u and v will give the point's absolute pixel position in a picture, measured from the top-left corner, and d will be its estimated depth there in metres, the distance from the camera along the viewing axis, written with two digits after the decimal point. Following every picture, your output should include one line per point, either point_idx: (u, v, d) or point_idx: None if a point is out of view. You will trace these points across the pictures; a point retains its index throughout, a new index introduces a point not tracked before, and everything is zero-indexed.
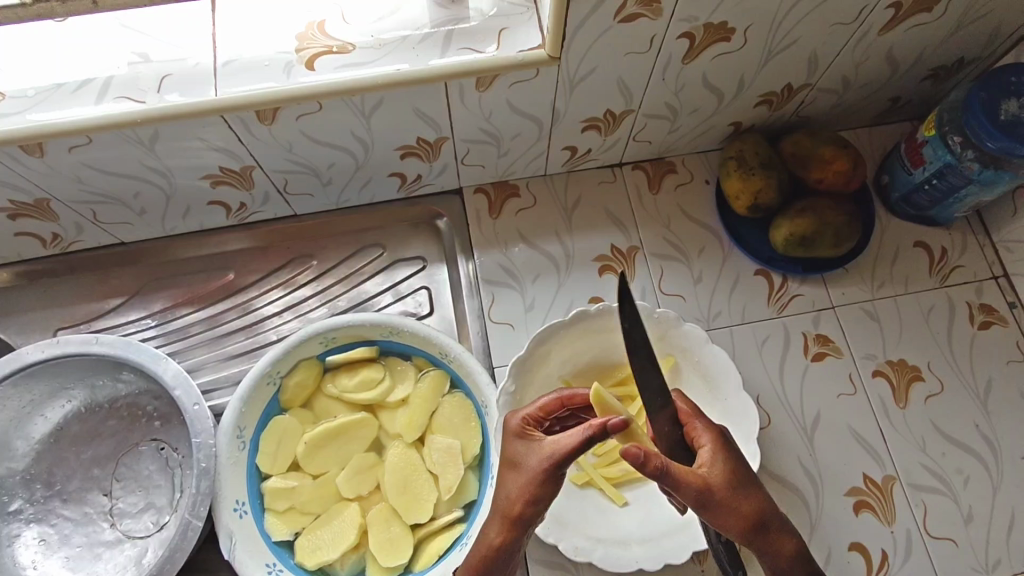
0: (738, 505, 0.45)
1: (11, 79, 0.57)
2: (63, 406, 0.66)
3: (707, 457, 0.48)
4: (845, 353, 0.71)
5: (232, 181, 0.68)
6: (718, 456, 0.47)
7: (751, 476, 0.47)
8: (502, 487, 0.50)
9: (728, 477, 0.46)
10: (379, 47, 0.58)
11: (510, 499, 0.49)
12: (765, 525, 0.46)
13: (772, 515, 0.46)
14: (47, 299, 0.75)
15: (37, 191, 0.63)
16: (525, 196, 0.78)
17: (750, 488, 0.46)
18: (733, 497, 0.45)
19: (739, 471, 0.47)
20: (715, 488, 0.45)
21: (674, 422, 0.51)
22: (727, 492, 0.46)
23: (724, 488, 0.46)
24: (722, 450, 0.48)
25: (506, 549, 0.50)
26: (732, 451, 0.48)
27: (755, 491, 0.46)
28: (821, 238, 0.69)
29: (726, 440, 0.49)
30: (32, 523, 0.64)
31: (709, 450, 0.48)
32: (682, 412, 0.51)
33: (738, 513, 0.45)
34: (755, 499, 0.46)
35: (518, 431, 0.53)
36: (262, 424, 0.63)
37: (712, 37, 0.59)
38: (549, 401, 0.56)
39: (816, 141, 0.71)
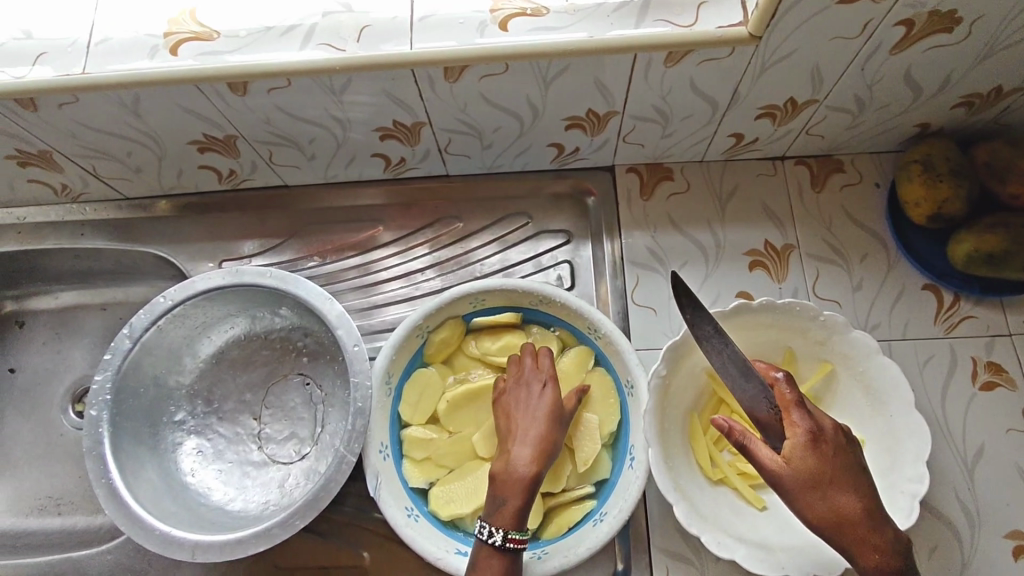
0: (821, 502, 0.48)
1: (226, 19, 0.60)
2: (227, 331, 0.71)
3: (794, 450, 0.49)
4: (1019, 386, 0.65)
5: (400, 135, 0.69)
6: (806, 453, 0.49)
7: (844, 477, 0.49)
8: (538, 422, 0.57)
9: (812, 477, 0.48)
10: (572, 13, 0.58)
11: (549, 436, 0.56)
12: (847, 526, 0.48)
13: (864, 518, 0.48)
14: (214, 231, 0.80)
15: (228, 127, 0.66)
16: (679, 180, 0.75)
17: (837, 488, 0.48)
18: (811, 495, 0.48)
19: (828, 470, 0.49)
20: (794, 483, 0.49)
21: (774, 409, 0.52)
22: (809, 487, 0.48)
23: (806, 483, 0.48)
24: (808, 447, 0.49)
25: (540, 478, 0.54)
26: (825, 449, 0.49)
27: (842, 496, 0.48)
28: (1012, 258, 0.63)
29: (820, 440, 0.49)
30: (192, 435, 0.69)
31: (795, 445, 0.49)
32: (783, 398, 0.51)
33: (819, 509, 0.48)
34: (843, 501, 0.48)
35: (536, 384, 0.59)
36: (407, 374, 0.65)
37: (933, 26, 0.55)
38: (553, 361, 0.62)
39: (1018, 152, 0.64)
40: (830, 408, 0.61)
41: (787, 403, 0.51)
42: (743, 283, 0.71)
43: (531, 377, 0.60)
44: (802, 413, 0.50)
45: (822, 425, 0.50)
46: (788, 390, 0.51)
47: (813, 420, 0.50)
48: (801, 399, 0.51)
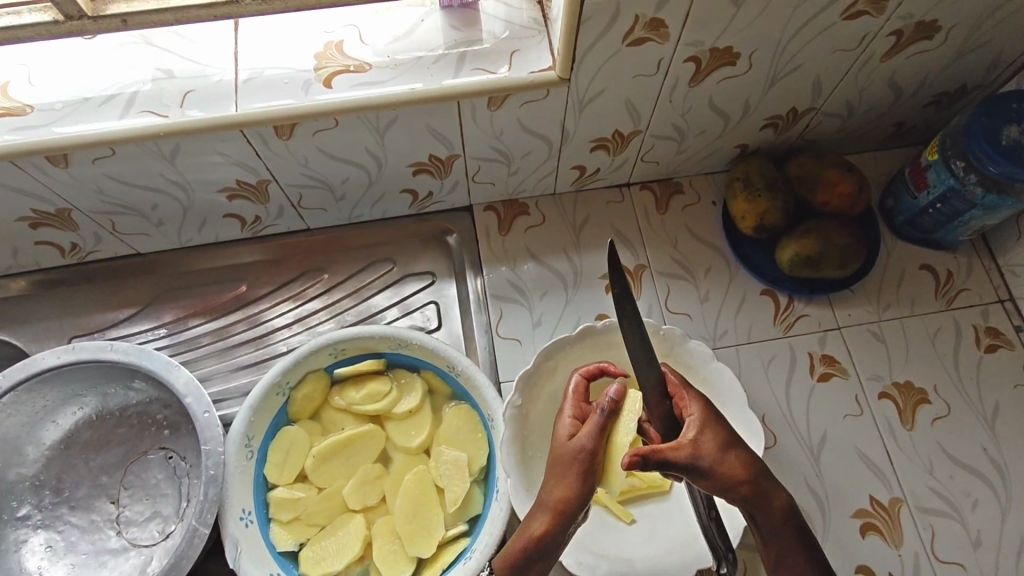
0: (738, 463, 0.51)
1: (41, 93, 0.59)
2: (74, 413, 0.67)
3: (699, 424, 0.52)
4: (850, 374, 0.71)
5: (248, 194, 0.69)
6: (710, 422, 0.52)
7: (738, 440, 0.52)
8: (546, 483, 0.54)
9: (721, 443, 0.51)
10: (394, 67, 0.60)
11: (558, 497, 0.52)
12: (761, 480, 0.51)
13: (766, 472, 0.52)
14: (62, 308, 0.76)
15: (59, 201, 0.64)
16: (534, 214, 0.79)
17: (743, 448, 0.52)
18: (731, 457, 0.51)
19: (728, 432, 0.52)
20: (710, 453, 0.50)
21: (664, 397, 0.55)
22: (724, 454, 0.51)
23: (721, 450, 0.51)
24: (707, 417, 0.53)
25: (547, 540, 0.52)
26: (718, 416, 0.53)
27: (747, 457, 0.51)
28: (827, 259, 0.69)
29: (710, 408, 0.54)
30: (39, 529, 0.65)
31: (698, 418, 0.52)
32: (672, 386, 0.56)
33: (736, 476, 0.50)
34: (750, 458, 0.51)
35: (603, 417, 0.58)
36: (270, 435, 0.64)
37: (718, 60, 0.61)
38: (620, 390, 0.56)
39: (820, 163, 0.72)
40: None
41: (676, 387, 0.56)
42: (601, 306, 0.75)
43: (594, 416, 0.56)
44: (691, 392, 0.55)
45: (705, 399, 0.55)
46: (674, 376, 0.56)
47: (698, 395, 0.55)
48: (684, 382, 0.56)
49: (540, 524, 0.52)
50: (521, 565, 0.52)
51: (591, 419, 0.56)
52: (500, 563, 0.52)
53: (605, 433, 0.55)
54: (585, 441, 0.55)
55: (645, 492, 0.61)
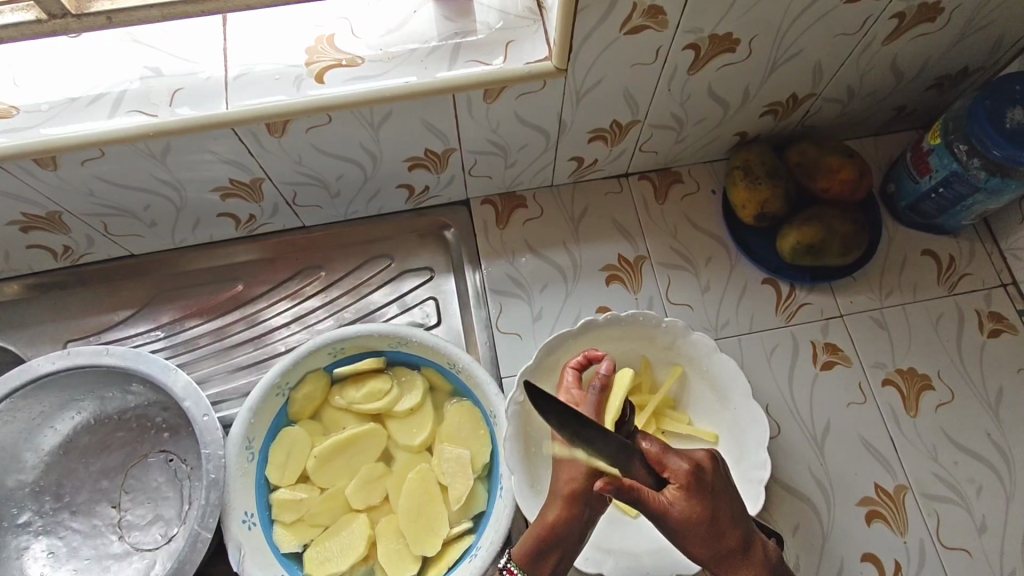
0: (711, 540, 0.50)
1: (27, 94, 0.57)
2: (73, 417, 0.67)
3: (679, 497, 0.49)
4: (853, 362, 0.71)
5: (242, 193, 0.68)
6: (692, 496, 0.50)
7: (725, 510, 0.50)
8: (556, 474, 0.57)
9: (699, 517, 0.49)
10: (387, 60, 0.59)
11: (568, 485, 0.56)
12: (734, 554, 0.51)
13: (744, 543, 0.51)
14: (57, 311, 0.75)
15: (49, 204, 0.63)
16: (532, 207, 0.78)
17: (722, 525, 0.50)
18: (706, 530, 0.49)
19: (711, 507, 0.50)
20: (683, 528, 0.49)
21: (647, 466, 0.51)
22: (699, 531, 0.49)
23: (695, 529, 0.49)
24: (688, 490, 0.50)
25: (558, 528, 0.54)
26: (704, 488, 0.50)
27: (729, 528, 0.50)
28: (828, 247, 0.69)
29: (700, 476, 0.50)
30: (41, 535, 0.64)
31: (678, 492, 0.50)
32: (651, 453, 0.51)
33: (707, 545, 0.50)
34: (727, 534, 0.50)
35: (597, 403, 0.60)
36: (270, 436, 0.63)
37: (718, 47, 0.59)
38: (610, 366, 0.61)
39: (821, 150, 0.71)
40: (685, 407, 0.65)
41: (658, 455, 0.51)
42: (601, 299, 0.74)
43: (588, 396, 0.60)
44: (676, 458, 0.51)
45: (697, 460, 0.52)
46: (653, 444, 0.51)
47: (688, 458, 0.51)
48: (666, 447, 0.52)
49: (553, 513, 0.55)
50: (535, 553, 0.54)
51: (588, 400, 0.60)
52: (515, 552, 0.54)
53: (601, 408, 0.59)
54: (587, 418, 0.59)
55: None
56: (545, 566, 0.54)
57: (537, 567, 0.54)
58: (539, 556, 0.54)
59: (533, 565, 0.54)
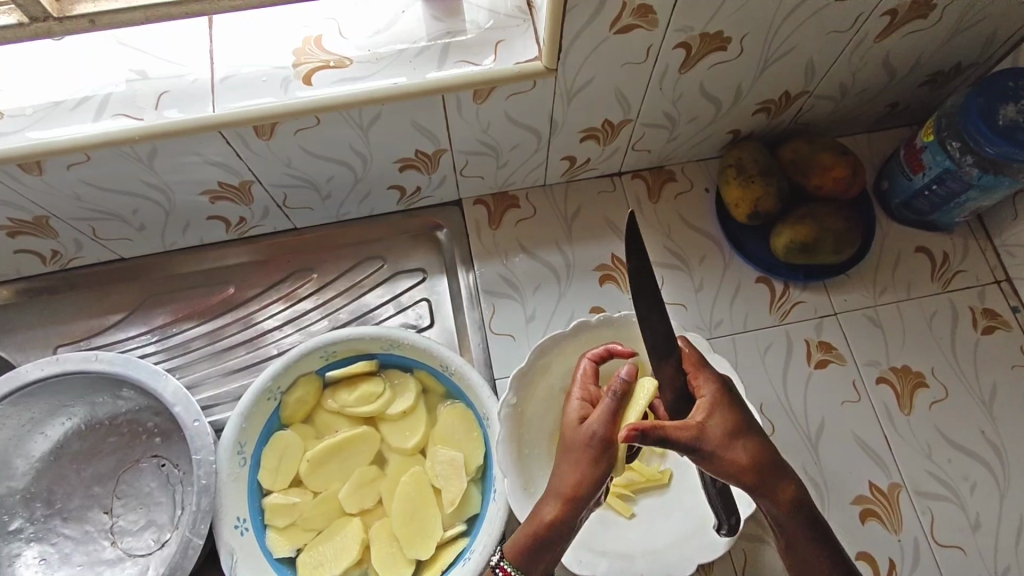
0: (746, 450, 0.51)
1: (11, 98, 0.57)
2: (63, 423, 0.66)
3: (712, 405, 0.52)
4: (848, 360, 0.71)
5: (231, 196, 0.68)
6: (723, 404, 0.53)
7: (750, 423, 0.53)
8: (557, 471, 0.54)
9: (729, 427, 0.52)
10: (376, 61, 0.59)
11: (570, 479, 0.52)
12: (768, 468, 0.51)
13: (776, 457, 0.52)
14: (47, 316, 0.74)
15: (36, 209, 0.63)
16: (525, 207, 0.78)
17: (754, 435, 0.52)
18: (737, 440, 0.51)
19: (739, 419, 0.52)
20: (720, 435, 0.51)
21: (679, 375, 0.55)
22: (732, 441, 0.51)
23: (731, 437, 0.51)
24: (718, 403, 0.53)
25: (557, 527, 0.52)
26: (734, 399, 0.54)
27: (757, 440, 0.52)
28: (822, 245, 0.68)
29: (728, 395, 0.54)
30: (32, 542, 0.64)
31: (712, 399, 0.53)
32: (688, 364, 0.55)
33: (741, 458, 0.51)
34: (758, 445, 0.52)
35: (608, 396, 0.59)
36: (262, 441, 0.63)
37: (709, 46, 0.59)
38: (630, 370, 0.55)
39: (814, 147, 0.71)
40: None
41: (693, 366, 0.55)
42: (595, 299, 0.74)
43: (605, 401, 0.55)
44: (709, 371, 0.55)
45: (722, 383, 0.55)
46: (691, 353, 0.56)
47: (716, 376, 0.55)
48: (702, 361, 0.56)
49: (550, 510, 0.53)
50: (531, 550, 0.52)
51: (604, 403, 0.54)
52: (509, 552, 0.52)
53: (614, 416, 0.54)
54: (597, 427, 0.54)
55: (644, 486, 0.62)
56: (540, 564, 0.52)
57: (530, 561, 0.52)
58: (536, 552, 0.52)
59: (525, 560, 0.52)
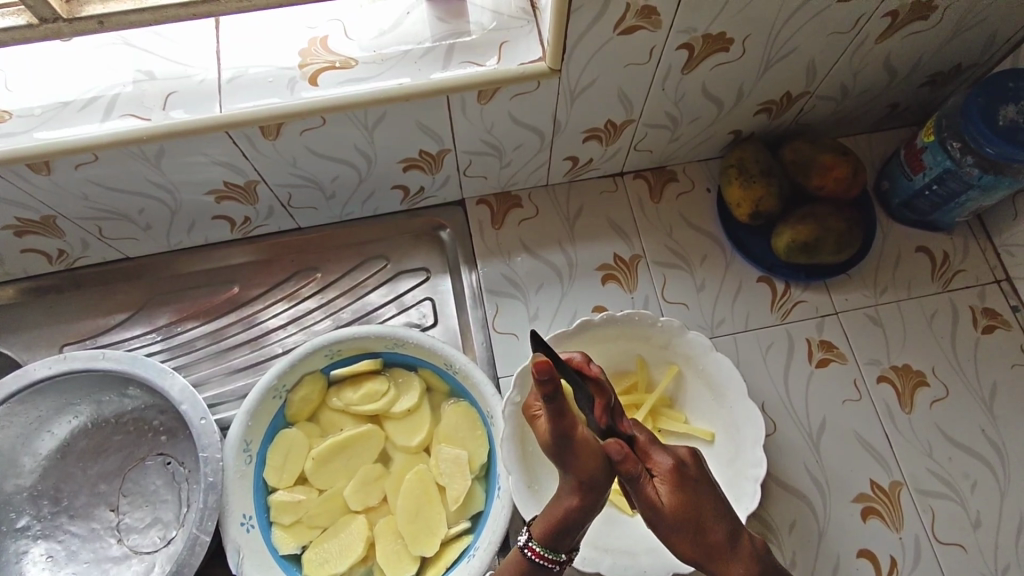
0: (693, 537, 0.43)
1: (18, 98, 0.57)
2: (70, 422, 0.67)
3: (659, 486, 0.44)
4: (849, 358, 0.71)
5: (236, 195, 0.68)
6: (672, 487, 0.44)
7: (711, 506, 0.44)
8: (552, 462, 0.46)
9: (682, 512, 0.43)
10: (381, 62, 0.59)
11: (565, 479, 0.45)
12: (720, 557, 0.43)
13: (735, 542, 0.43)
14: (53, 315, 0.75)
15: (44, 208, 0.63)
16: (528, 206, 0.78)
17: (708, 521, 0.43)
18: (690, 527, 0.43)
19: (695, 502, 0.43)
20: (664, 521, 0.43)
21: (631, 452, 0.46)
22: (676, 527, 0.43)
23: (679, 524, 0.43)
24: (672, 485, 0.44)
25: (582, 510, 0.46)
26: (688, 480, 0.44)
27: (718, 525, 0.43)
28: (824, 244, 0.69)
29: (685, 471, 0.45)
30: (39, 540, 0.64)
31: (658, 481, 0.44)
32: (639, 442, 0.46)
33: (694, 544, 0.43)
34: (712, 530, 0.43)
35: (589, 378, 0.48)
36: (268, 438, 0.63)
37: (712, 47, 0.60)
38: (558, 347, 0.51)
39: (815, 147, 0.71)
40: (683, 406, 0.66)
41: (644, 444, 0.46)
42: (597, 298, 0.74)
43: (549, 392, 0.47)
44: (662, 451, 0.45)
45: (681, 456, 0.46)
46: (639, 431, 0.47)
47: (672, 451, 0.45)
48: (654, 439, 0.47)
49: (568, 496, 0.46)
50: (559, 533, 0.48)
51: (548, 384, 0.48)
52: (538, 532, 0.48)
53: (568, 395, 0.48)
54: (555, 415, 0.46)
55: None
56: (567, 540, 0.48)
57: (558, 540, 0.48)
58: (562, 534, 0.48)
59: (555, 543, 0.48)
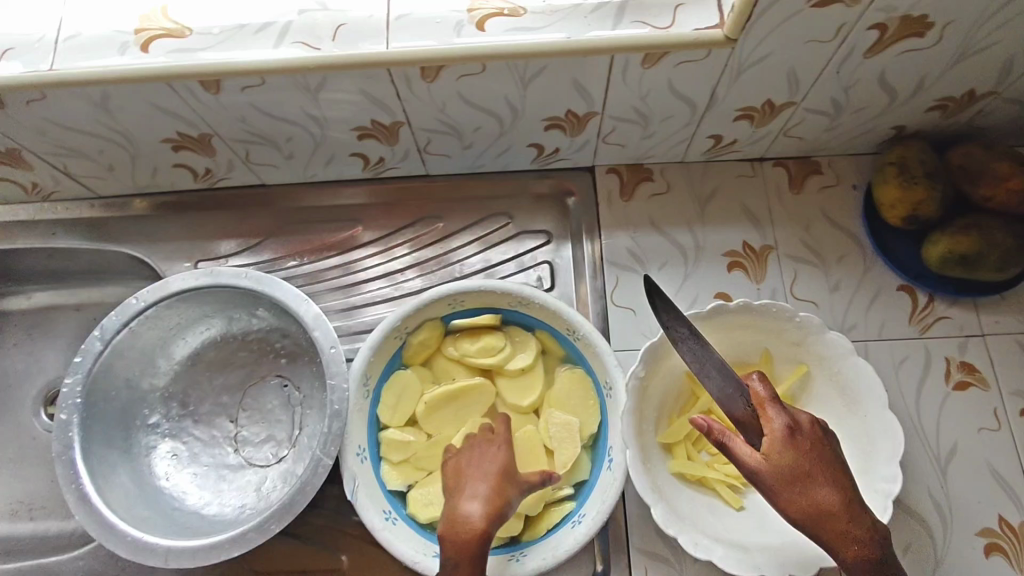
0: (800, 494, 0.48)
1: (200, 17, 0.59)
2: (202, 332, 0.70)
3: (775, 446, 0.50)
4: (991, 386, 0.66)
5: (379, 135, 0.69)
6: (785, 448, 0.50)
7: (820, 468, 0.49)
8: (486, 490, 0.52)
9: (791, 469, 0.49)
10: (549, 14, 0.58)
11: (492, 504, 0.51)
12: (830, 516, 0.48)
13: (847, 510, 0.48)
14: (190, 230, 0.78)
15: (203, 126, 0.65)
16: (659, 181, 0.76)
17: (817, 482, 0.49)
18: (801, 483, 0.48)
19: (807, 463, 0.49)
20: (773, 478, 0.49)
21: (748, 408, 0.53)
22: (785, 486, 0.49)
23: (787, 480, 0.49)
24: (784, 444, 0.50)
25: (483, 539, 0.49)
26: (803, 444, 0.50)
27: (825, 488, 0.48)
28: (985, 259, 0.64)
29: (799, 433, 0.50)
30: (167, 438, 0.68)
31: (773, 440, 0.50)
32: (758, 398, 0.53)
33: (802, 502, 0.48)
34: (823, 494, 0.48)
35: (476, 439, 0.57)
36: (385, 376, 0.65)
37: (907, 30, 0.55)
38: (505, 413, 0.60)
39: (991, 154, 0.65)
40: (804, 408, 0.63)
41: (762, 401, 0.52)
42: (722, 285, 0.72)
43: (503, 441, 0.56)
44: (778, 411, 0.51)
45: (796, 419, 0.51)
46: (762, 388, 0.53)
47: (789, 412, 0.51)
48: (774, 397, 0.52)
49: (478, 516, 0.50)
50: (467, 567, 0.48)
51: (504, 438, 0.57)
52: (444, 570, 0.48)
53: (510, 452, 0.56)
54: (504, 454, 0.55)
55: None
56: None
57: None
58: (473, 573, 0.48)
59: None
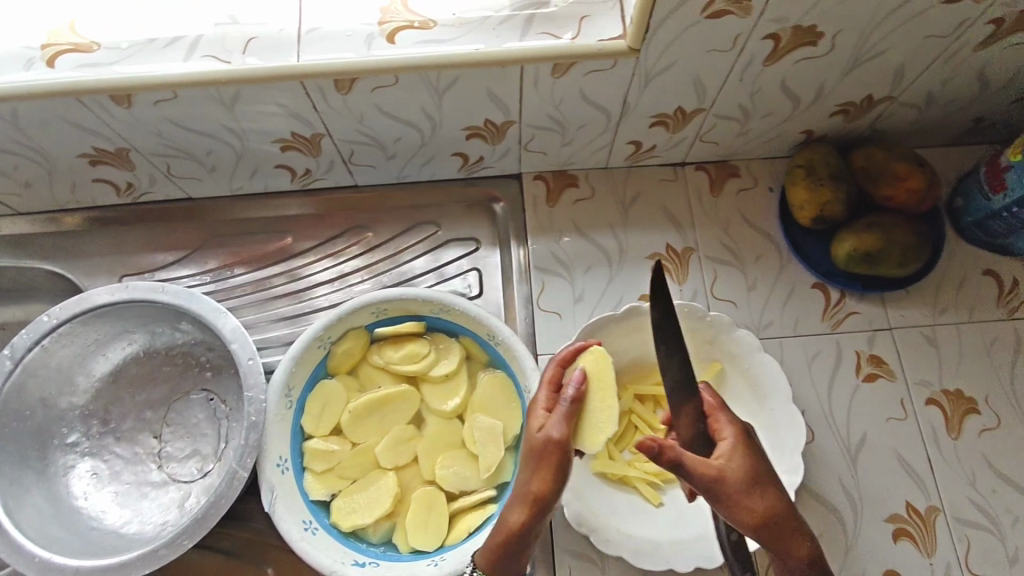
0: (755, 502, 0.48)
1: (108, 32, 0.59)
2: (123, 348, 0.69)
3: (728, 452, 0.50)
4: (898, 377, 0.69)
5: (300, 146, 0.69)
6: (738, 455, 0.50)
7: (769, 473, 0.50)
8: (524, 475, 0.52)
9: (747, 476, 0.49)
10: (458, 26, 0.59)
11: (527, 491, 0.52)
12: (782, 522, 0.49)
13: (791, 511, 0.49)
14: (114, 245, 0.77)
15: (119, 140, 0.65)
16: (583, 187, 0.77)
17: (768, 487, 0.49)
18: (755, 489, 0.49)
19: (759, 469, 0.49)
20: (731, 484, 0.48)
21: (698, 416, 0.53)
22: (747, 494, 0.48)
23: (740, 487, 0.48)
24: (737, 449, 0.50)
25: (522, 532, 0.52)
26: (748, 448, 0.51)
27: (774, 491, 0.49)
28: (887, 256, 0.67)
29: (748, 439, 0.51)
30: (86, 457, 0.67)
31: (727, 448, 0.50)
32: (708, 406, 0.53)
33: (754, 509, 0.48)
34: (772, 498, 0.49)
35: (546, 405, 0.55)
36: (308, 386, 0.65)
37: (800, 40, 0.58)
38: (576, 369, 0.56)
39: (890, 155, 0.68)
40: None
41: (711, 409, 0.53)
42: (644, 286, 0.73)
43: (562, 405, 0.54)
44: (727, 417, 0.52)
45: (744, 427, 0.52)
46: (710, 396, 0.54)
47: (738, 420, 0.52)
48: (722, 404, 0.53)
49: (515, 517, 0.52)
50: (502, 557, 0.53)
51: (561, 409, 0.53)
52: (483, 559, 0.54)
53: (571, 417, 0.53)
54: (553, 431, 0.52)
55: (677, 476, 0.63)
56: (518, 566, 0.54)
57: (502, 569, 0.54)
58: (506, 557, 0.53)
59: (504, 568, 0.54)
